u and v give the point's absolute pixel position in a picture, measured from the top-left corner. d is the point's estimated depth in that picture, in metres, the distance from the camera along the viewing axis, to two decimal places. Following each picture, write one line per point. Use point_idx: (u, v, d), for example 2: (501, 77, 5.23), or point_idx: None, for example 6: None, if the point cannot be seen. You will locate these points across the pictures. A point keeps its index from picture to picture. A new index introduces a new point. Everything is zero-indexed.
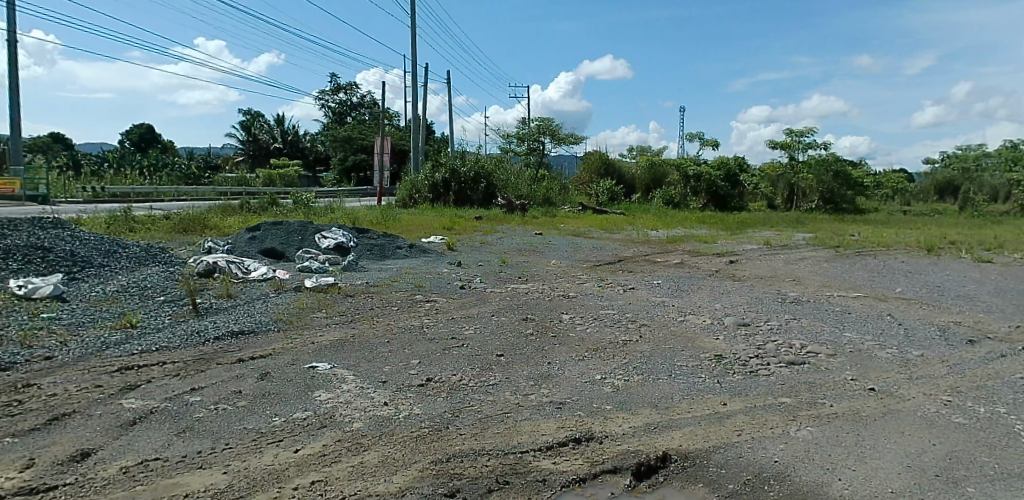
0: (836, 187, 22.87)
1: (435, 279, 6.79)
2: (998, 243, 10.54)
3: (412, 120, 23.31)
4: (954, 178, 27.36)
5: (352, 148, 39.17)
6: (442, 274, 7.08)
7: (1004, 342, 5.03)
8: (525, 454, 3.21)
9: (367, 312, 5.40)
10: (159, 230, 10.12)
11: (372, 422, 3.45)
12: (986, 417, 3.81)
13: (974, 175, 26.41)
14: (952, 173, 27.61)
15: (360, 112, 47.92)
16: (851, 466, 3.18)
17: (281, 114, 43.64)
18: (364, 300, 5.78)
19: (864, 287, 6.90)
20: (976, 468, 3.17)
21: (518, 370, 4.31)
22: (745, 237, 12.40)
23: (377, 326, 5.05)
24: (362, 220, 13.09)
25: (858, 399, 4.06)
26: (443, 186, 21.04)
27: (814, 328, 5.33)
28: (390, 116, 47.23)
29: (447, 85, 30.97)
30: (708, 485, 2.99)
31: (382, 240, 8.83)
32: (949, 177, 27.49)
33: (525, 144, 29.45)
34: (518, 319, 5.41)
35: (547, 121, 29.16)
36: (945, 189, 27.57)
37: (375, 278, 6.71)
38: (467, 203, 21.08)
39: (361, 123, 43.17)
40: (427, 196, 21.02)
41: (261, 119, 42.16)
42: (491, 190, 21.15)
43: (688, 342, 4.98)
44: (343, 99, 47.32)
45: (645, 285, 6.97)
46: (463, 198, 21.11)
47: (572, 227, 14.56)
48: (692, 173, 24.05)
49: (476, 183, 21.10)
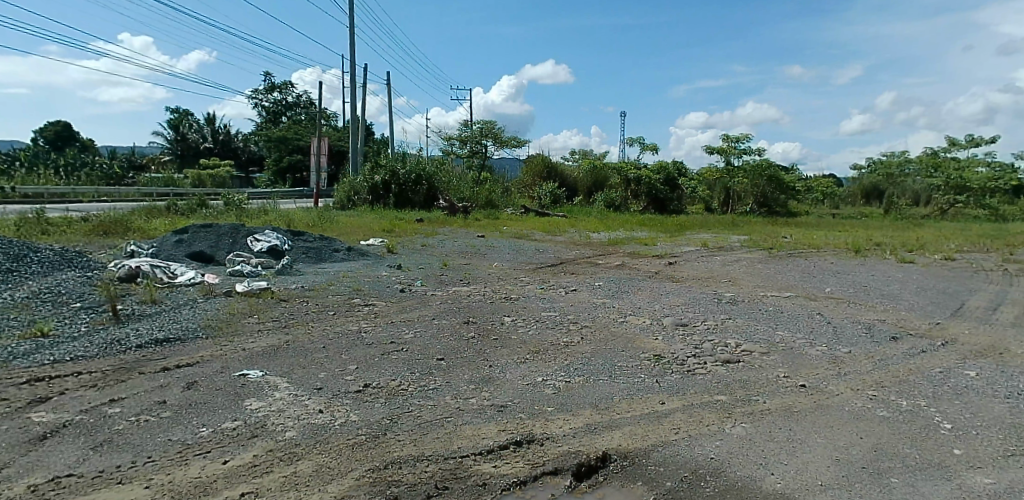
0: (770, 192, 23.75)
1: (374, 283, 6.68)
2: (920, 244, 11.10)
3: (354, 122, 22.73)
4: (879, 183, 28.82)
5: (287, 149, 38.27)
6: (381, 277, 6.98)
7: (925, 338, 5.30)
8: (464, 459, 3.19)
9: (301, 317, 5.27)
10: (76, 233, 9.60)
11: (306, 430, 3.36)
12: (908, 410, 4.02)
13: (897, 181, 27.91)
14: (877, 179, 29.06)
15: (296, 112, 47.02)
16: (783, 461, 3.31)
17: (212, 114, 42.27)
18: (299, 305, 5.62)
19: (796, 287, 7.16)
20: (899, 460, 3.34)
21: (459, 374, 4.27)
22: (683, 239, 12.71)
23: (313, 332, 4.92)
24: (295, 223, 12.73)
25: (790, 395, 4.20)
26: (384, 188, 20.82)
27: (749, 328, 5.48)
28: (329, 116, 46.33)
29: (386, 84, 30.42)
30: (646, 483, 3.06)
31: (319, 243, 8.63)
32: (874, 182, 28.92)
33: (467, 146, 29.27)
34: (459, 322, 5.37)
35: (489, 124, 28.83)
36: (871, 194, 29.02)
37: (313, 282, 6.56)
38: (409, 205, 20.90)
39: (300, 124, 42.33)
40: (366, 197, 20.75)
41: (190, 118, 40.77)
42: (432, 192, 21.12)
43: (629, 342, 5.04)
44: (278, 99, 46.18)
45: (587, 286, 7.03)
46: (403, 200, 20.91)
47: (514, 229, 14.58)
48: (632, 176, 24.51)
49: (418, 184, 21.00)
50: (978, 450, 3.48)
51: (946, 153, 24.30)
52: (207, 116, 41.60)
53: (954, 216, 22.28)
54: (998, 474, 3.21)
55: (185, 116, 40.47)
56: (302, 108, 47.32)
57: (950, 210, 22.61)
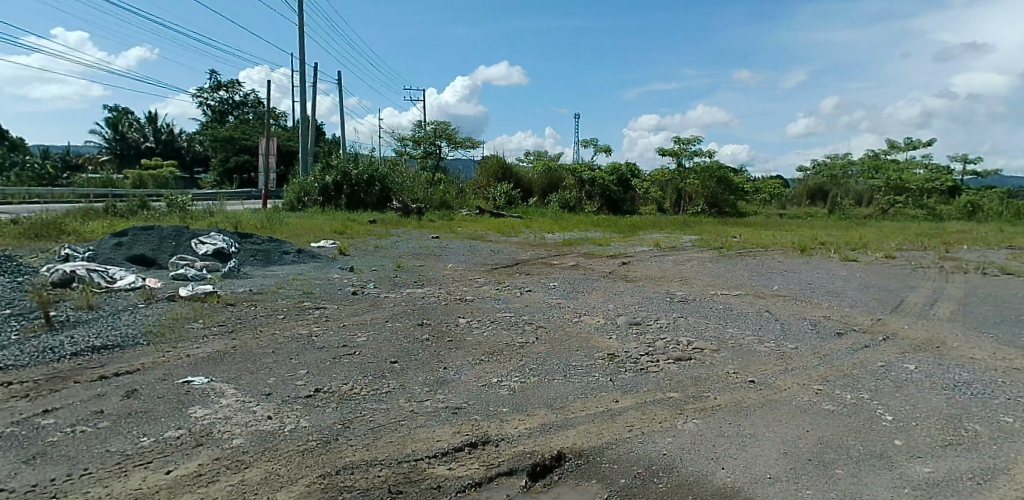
0: (719, 193, 24.38)
1: (325, 285, 6.58)
2: (861, 243, 11.54)
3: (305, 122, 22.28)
4: (823, 184, 29.93)
5: (233, 149, 37.37)
6: (333, 280, 6.87)
7: (868, 333, 5.52)
8: (419, 462, 3.17)
9: (249, 321, 5.14)
10: (5, 236, 9.13)
11: (254, 437, 3.28)
12: (852, 403, 4.17)
13: (840, 182, 29.05)
14: (821, 180, 30.16)
15: (243, 111, 46.01)
16: (733, 455, 3.39)
17: (154, 112, 40.95)
18: (246, 309, 5.49)
19: (745, 285, 7.34)
20: (843, 451, 3.46)
21: (413, 376, 4.24)
22: (636, 240, 12.91)
23: (261, 336, 4.81)
24: (242, 225, 12.41)
25: (739, 391, 4.30)
26: (335, 189, 20.63)
27: (700, 326, 5.59)
28: (278, 116, 45.49)
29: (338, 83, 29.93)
30: (601, 481, 3.10)
31: (268, 245, 8.45)
32: (819, 183, 29.99)
33: (421, 147, 29.09)
34: (413, 324, 5.34)
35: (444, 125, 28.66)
36: (816, 194, 30.11)
37: (260, 285, 6.42)
38: (360, 206, 20.73)
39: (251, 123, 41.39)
40: (316, 199, 20.46)
41: (130, 116, 39.52)
42: (385, 193, 20.92)
43: (583, 342, 5.08)
44: (223, 97, 45.02)
45: (542, 287, 7.08)
46: (356, 201, 20.71)
47: (469, 230, 14.59)
48: (587, 177, 24.83)
49: (370, 186, 20.79)
50: (917, 440, 3.63)
51: (886, 155, 25.30)
52: (149, 115, 40.47)
53: (894, 216, 23.23)
54: (936, 462, 3.36)
55: (124, 115, 39.26)
56: (250, 107, 46.34)
57: (891, 210, 23.56)
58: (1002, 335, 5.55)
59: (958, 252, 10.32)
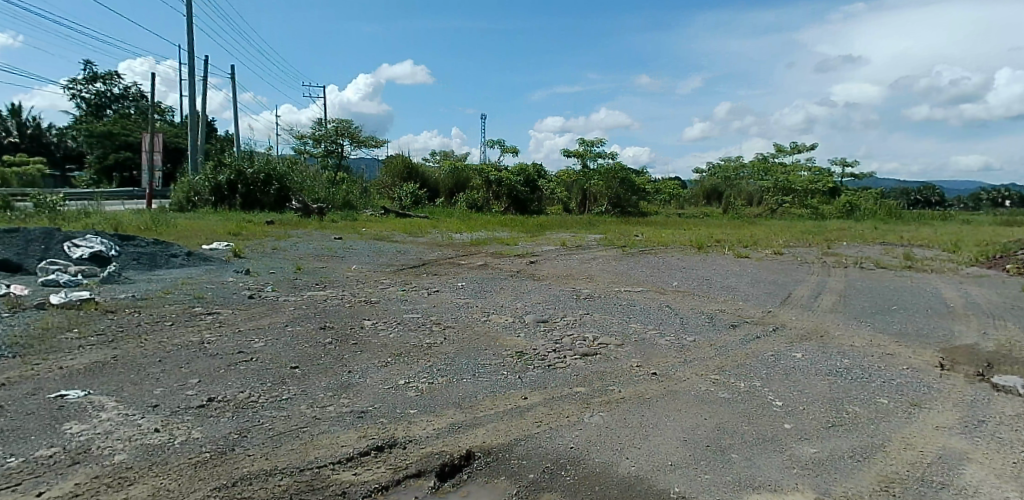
0: (622, 193, 25.18)
1: (218, 290, 6.27)
2: (753, 240, 12.34)
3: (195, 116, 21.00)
4: (718, 185, 31.86)
5: (113, 145, 34.85)
6: (226, 284, 6.55)
7: (759, 325, 5.91)
8: (323, 469, 3.08)
9: (132, 330, 4.81)
10: None
11: (139, 452, 3.08)
12: (745, 390, 4.45)
13: (733, 184, 31.04)
14: (716, 181, 32.09)
15: (122, 105, 42.95)
16: (637, 445, 3.53)
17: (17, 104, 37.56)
18: (128, 317, 5.14)
19: (647, 281, 7.66)
20: (737, 436, 3.68)
21: (316, 381, 4.12)
22: (542, 239, 13.13)
23: (146, 345, 4.52)
24: (122, 227, 11.57)
25: (642, 383, 4.48)
26: (228, 188, 19.72)
27: (605, 322, 5.77)
28: (162, 111, 42.67)
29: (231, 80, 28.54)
30: (510, 477, 3.14)
31: (153, 248, 7.94)
32: (714, 185, 31.88)
33: (321, 145, 28.14)
34: (315, 328, 5.19)
35: (345, 123, 28.02)
36: (712, 195, 32.02)
37: (144, 291, 6.01)
38: (257, 206, 20.00)
39: (136, 119, 38.80)
40: (208, 199, 19.43)
41: None
42: (284, 193, 20.43)
43: (491, 341, 5.12)
44: (100, 90, 41.87)
45: (450, 287, 7.08)
46: (252, 201, 20.00)
47: (375, 231, 14.40)
48: (494, 178, 25.00)
49: (268, 185, 20.18)
50: (804, 423, 3.92)
51: (774, 158, 27.17)
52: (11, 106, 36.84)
53: (783, 214, 24.95)
54: (821, 443, 3.64)
55: None
56: (129, 100, 43.22)
57: (779, 209, 25.27)
58: (876, 323, 6.12)
59: (838, 248, 11.27)
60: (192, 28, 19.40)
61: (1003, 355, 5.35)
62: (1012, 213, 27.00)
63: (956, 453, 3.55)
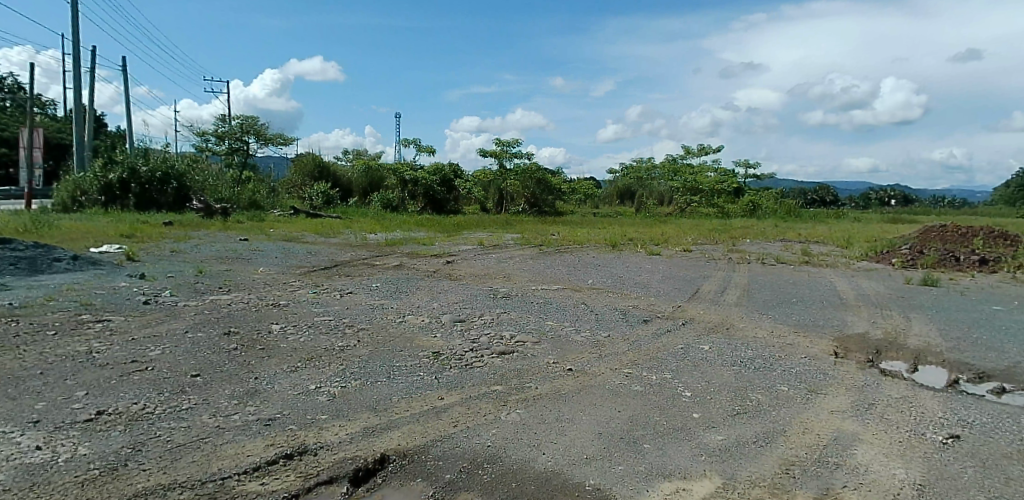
0: (538, 193, 25.54)
1: (109, 295, 5.89)
2: (664, 238, 12.87)
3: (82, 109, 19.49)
4: (631, 185, 32.98)
5: None
6: (118, 290, 6.15)
7: (669, 319, 6.19)
8: (227, 480, 2.96)
9: (10, 341, 4.44)
10: None
11: (18, 472, 2.85)
12: (657, 383, 4.65)
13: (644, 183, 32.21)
14: (629, 181, 33.21)
15: None
16: (554, 440, 3.62)
17: None
18: (5, 327, 4.73)
19: (564, 279, 7.85)
20: (649, 428, 3.85)
21: (219, 389, 3.96)
22: (458, 239, 13.08)
23: (26, 357, 4.18)
24: None
25: (559, 379, 4.59)
26: (120, 187, 18.50)
27: (522, 320, 5.87)
28: (43, 103, 39.12)
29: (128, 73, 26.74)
30: (426, 478, 3.14)
31: (33, 252, 7.36)
32: (627, 184, 32.96)
33: (225, 143, 26.74)
34: (218, 333, 4.97)
35: (251, 119, 26.94)
36: (625, 194, 33.11)
37: (22, 299, 5.55)
38: (153, 206, 18.86)
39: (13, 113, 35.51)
40: (97, 198, 18.22)
41: None
42: (183, 192, 19.38)
43: (406, 342, 5.09)
44: None
45: (364, 288, 6.97)
46: (147, 201, 18.82)
47: (284, 231, 13.95)
48: (408, 177, 25.04)
49: (165, 183, 19.08)
50: (711, 411, 4.15)
51: (683, 159, 28.44)
52: None
53: (691, 213, 26.12)
54: (727, 430, 3.86)
55: None
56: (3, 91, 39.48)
57: (688, 209, 26.41)
58: (777, 315, 6.55)
59: (742, 245, 11.97)
60: (78, 14, 18.02)
61: (890, 342, 5.87)
62: (893, 211, 29.53)
63: (849, 434, 3.86)
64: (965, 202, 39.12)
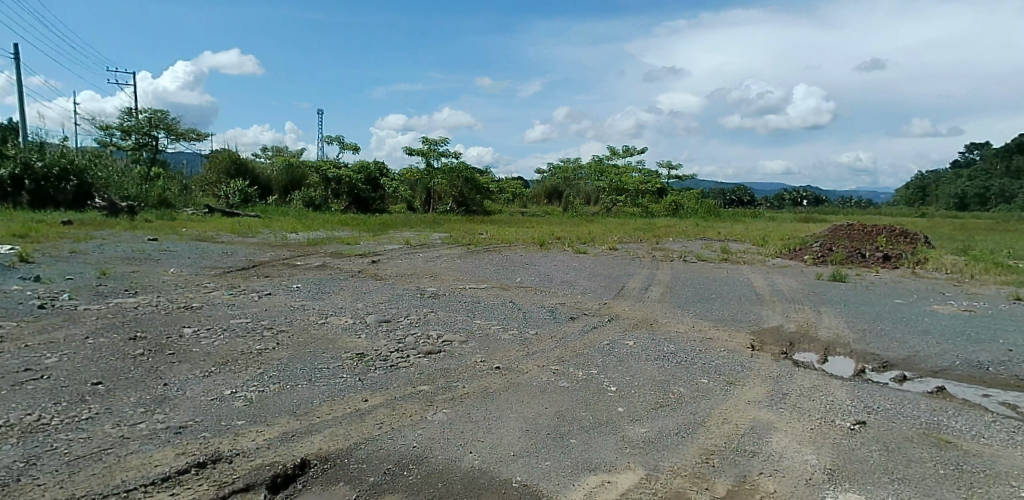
0: (466, 191, 25.33)
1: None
2: (590, 237, 13.14)
3: None
4: (558, 185, 33.54)
5: None
6: (9, 294, 5.70)
7: (595, 316, 6.36)
8: (132, 493, 2.84)
9: None
10: None
11: None
12: (583, 378, 4.78)
13: (571, 182, 32.87)
14: (556, 181, 33.74)
15: None
16: (480, 438, 3.66)
17: None
18: None
19: (491, 278, 7.91)
20: (574, 423, 3.95)
21: (122, 397, 3.77)
22: (384, 239, 12.76)
23: None
24: None
25: (486, 378, 4.64)
26: (13, 183, 17.21)
27: (449, 319, 5.88)
28: None
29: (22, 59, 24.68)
30: (349, 482, 3.11)
31: None
32: (555, 184, 33.48)
33: (131, 138, 25.25)
34: (124, 339, 4.72)
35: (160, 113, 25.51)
36: (552, 194, 33.62)
37: None
38: (50, 204, 17.55)
39: None
40: None
41: None
42: (84, 189, 18.17)
43: (329, 344, 5.00)
44: None
45: (284, 289, 6.78)
46: (43, 198, 17.54)
47: (197, 231, 13.31)
48: (332, 176, 24.83)
49: (64, 179, 17.81)
50: (635, 405, 4.31)
51: (608, 160, 29.17)
52: None
53: (617, 213, 26.82)
54: (649, 423, 4.02)
55: None
56: None
57: (614, 208, 27.11)
58: (697, 310, 6.86)
59: (664, 243, 12.43)
60: None
61: (802, 334, 6.26)
62: (805, 211, 31.40)
63: (764, 423, 4.10)
64: (867, 202, 42.18)
